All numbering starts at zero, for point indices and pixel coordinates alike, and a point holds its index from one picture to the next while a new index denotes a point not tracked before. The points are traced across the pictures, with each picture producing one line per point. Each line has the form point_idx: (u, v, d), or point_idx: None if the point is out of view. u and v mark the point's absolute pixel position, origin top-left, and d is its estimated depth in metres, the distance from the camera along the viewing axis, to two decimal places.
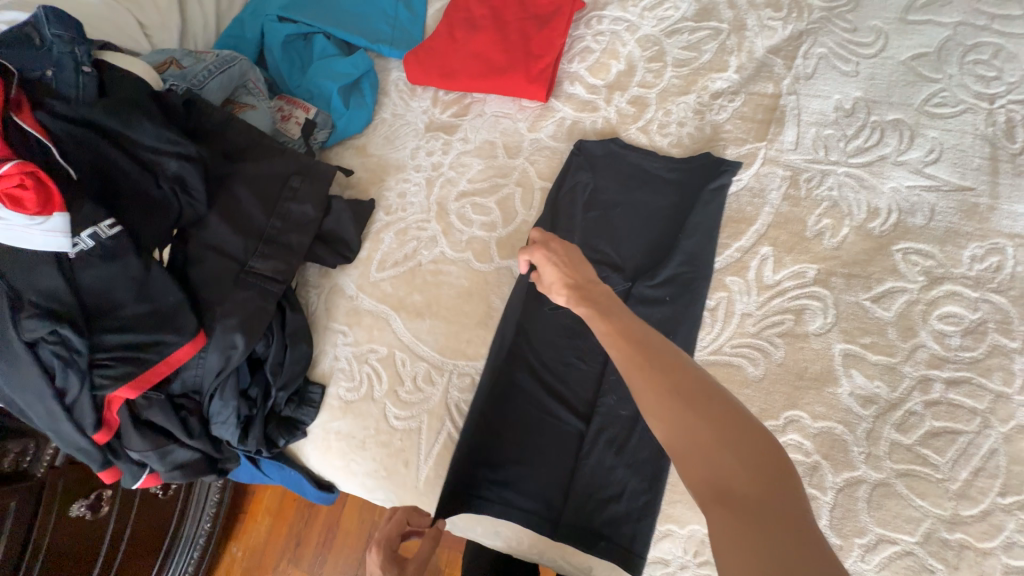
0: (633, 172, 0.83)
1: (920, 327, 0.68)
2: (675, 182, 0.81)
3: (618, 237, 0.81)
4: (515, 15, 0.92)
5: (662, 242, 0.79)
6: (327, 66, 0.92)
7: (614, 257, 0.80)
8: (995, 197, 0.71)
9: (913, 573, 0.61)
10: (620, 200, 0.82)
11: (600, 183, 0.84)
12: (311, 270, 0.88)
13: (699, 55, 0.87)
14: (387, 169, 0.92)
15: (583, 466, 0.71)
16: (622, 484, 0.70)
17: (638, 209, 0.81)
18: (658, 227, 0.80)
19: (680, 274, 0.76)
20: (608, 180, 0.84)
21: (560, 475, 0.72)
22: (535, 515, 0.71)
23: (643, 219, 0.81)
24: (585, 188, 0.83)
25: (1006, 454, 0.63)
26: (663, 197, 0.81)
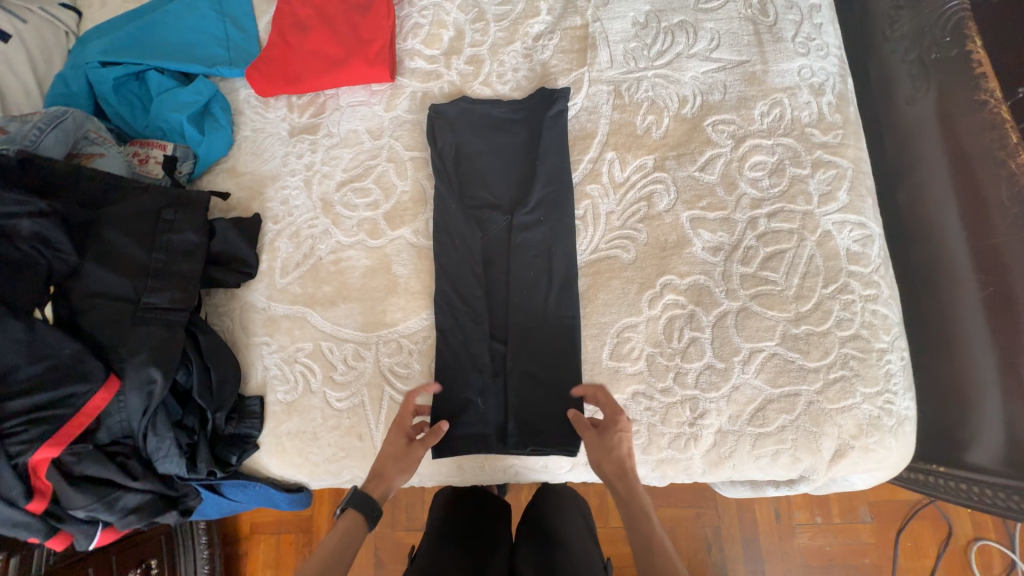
0: (487, 121, 0.92)
1: (739, 180, 0.83)
2: (524, 121, 0.91)
3: (490, 181, 0.90)
4: (339, 8, 0.97)
5: (526, 175, 0.89)
6: (169, 99, 0.93)
7: (491, 199, 0.89)
8: (765, 63, 0.87)
9: (780, 367, 0.75)
10: (482, 149, 0.91)
11: (462, 139, 0.91)
12: (217, 296, 0.90)
13: (514, 7, 0.97)
14: (263, 182, 0.94)
15: (512, 380, 0.81)
16: (548, 384, 0.80)
17: (500, 153, 0.91)
18: (520, 163, 0.90)
19: (549, 196, 0.86)
20: (467, 134, 0.91)
21: (498, 395, 0.81)
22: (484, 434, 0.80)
23: (506, 160, 0.90)
24: (450, 147, 0.90)
25: (821, 255, 0.79)
26: (518, 138, 0.91)
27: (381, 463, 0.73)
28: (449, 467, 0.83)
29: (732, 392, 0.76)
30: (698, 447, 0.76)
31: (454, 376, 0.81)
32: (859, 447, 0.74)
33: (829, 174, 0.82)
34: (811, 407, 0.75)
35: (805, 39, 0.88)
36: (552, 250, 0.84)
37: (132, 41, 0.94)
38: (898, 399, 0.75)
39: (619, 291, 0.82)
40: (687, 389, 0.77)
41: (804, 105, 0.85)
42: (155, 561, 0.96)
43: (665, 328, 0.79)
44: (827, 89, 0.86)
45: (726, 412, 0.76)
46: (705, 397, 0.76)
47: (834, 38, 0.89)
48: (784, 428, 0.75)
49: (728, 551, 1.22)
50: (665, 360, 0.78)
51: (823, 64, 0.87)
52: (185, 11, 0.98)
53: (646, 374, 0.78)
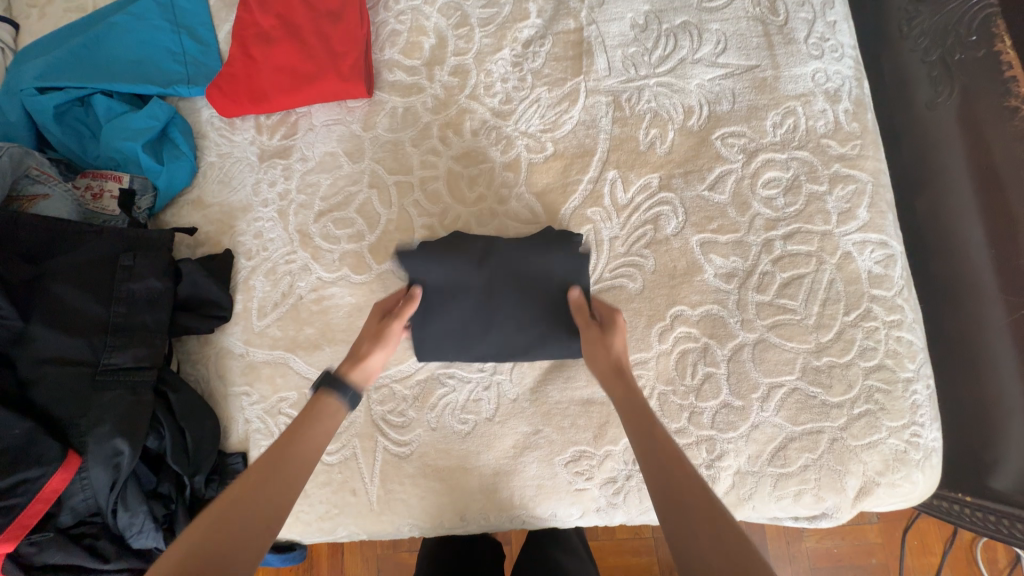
0: (493, 237, 0.75)
1: (751, 199, 0.77)
2: (542, 252, 0.73)
3: (483, 314, 0.74)
4: (306, 17, 0.87)
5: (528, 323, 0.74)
6: (120, 126, 0.83)
7: (486, 341, 0.74)
8: (777, 68, 0.80)
9: (801, 403, 0.71)
10: (476, 292, 0.74)
11: (456, 257, 0.73)
12: (189, 342, 0.82)
13: (501, 9, 0.89)
14: (232, 214, 0.86)
15: (511, 492, 0.74)
16: (553, 492, 0.74)
17: (506, 296, 0.73)
18: (521, 312, 0.74)
19: (555, 341, 0.74)
20: (459, 275, 0.73)
21: (494, 516, 0.75)
22: (480, 516, 0.75)
23: (514, 329, 0.74)
24: (444, 275, 0.72)
25: (841, 279, 0.74)
26: (532, 266, 0.73)
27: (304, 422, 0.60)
28: (448, 521, 0.76)
29: (751, 431, 0.71)
30: (715, 490, 0.72)
31: (449, 490, 0.75)
32: (885, 484, 0.70)
33: (848, 190, 0.76)
34: (835, 444, 0.70)
35: (818, 40, 0.81)
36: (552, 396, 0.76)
37: (76, 62, 0.84)
38: (926, 431, 0.71)
39: (626, 324, 0.76)
40: (703, 429, 0.72)
41: (819, 113, 0.79)
42: None
43: (678, 363, 0.74)
44: (843, 95, 0.79)
45: (745, 452, 0.71)
46: (722, 438, 0.71)
47: (849, 37, 0.82)
48: (807, 467, 0.70)
49: None
50: (679, 399, 0.73)
51: (838, 67, 0.80)
52: (134, 24, 0.88)
53: (658, 414, 0.73)
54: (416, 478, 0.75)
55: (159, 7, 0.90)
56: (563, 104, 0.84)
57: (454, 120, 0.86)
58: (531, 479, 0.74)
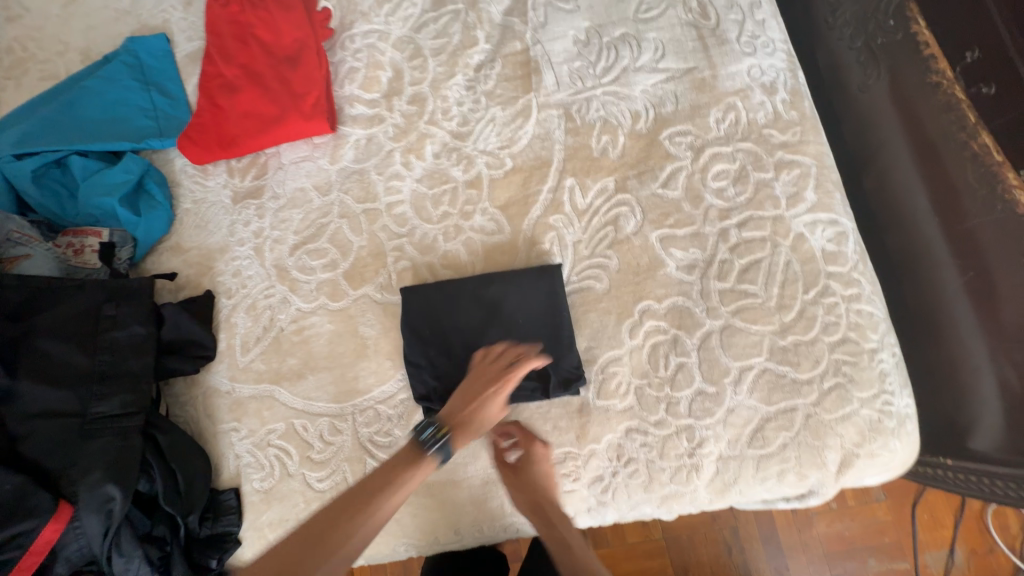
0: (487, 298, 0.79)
1: (703, 192, 0.80)
2: (552, 317, 0.77)
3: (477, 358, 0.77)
4: (266, 62, 0.91)
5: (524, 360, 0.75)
6: (96, 183, 0.86)
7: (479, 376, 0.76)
8: (713, 67, 0.85)
9: (773, 383, 0.73)
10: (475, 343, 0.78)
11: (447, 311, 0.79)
12: (176, 384, 0.84)
13: (451, 39, 0.94)
14: (210, 256, 0.89)
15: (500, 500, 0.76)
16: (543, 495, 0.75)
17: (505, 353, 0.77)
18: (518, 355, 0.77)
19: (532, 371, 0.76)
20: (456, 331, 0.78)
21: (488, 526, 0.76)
22: (474, 527, 0.76)
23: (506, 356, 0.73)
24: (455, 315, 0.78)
25: (798, 260, 0.76)
26: (531, 319, 0.77)
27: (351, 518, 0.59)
28: (444, 536, 0.77)
29: (727, 416, 0.73)
30: (701, 477, 0.73)
31: (441, 505, 0.76)
32: (865, 455, 0.72)
33: (793, 174, 0.80)
34: (810, 420, 0.72)
35: (749, 38, 0.86)
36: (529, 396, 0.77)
37: (49, 126, 0.88)
38: (897, 398, 0.73)
39: (596, 323, 0.78)
40: (681, 418, 0.73)
41: (758, 106, 0.83)
42: None
43: (650, 356, 0.76)
44: (779, 86, 0.84)
45: (724, 437, 0.73)
46: (701, 425, 0.73)
47: (779, 33, 0.87)
48: (786, 446, 0.72)
49: (750, 553, 1.19)
50: (655, 391, 0.75)
51: (771, 61, 0.85)
52: (106, 86, 0.93)
53: (637, 408, 0.75)
54: (407, 497, 0.76)
55: (129, 69, 0.95)
56: (517, 120, 0.88)
57: (416, 146, 0.90)
58: None
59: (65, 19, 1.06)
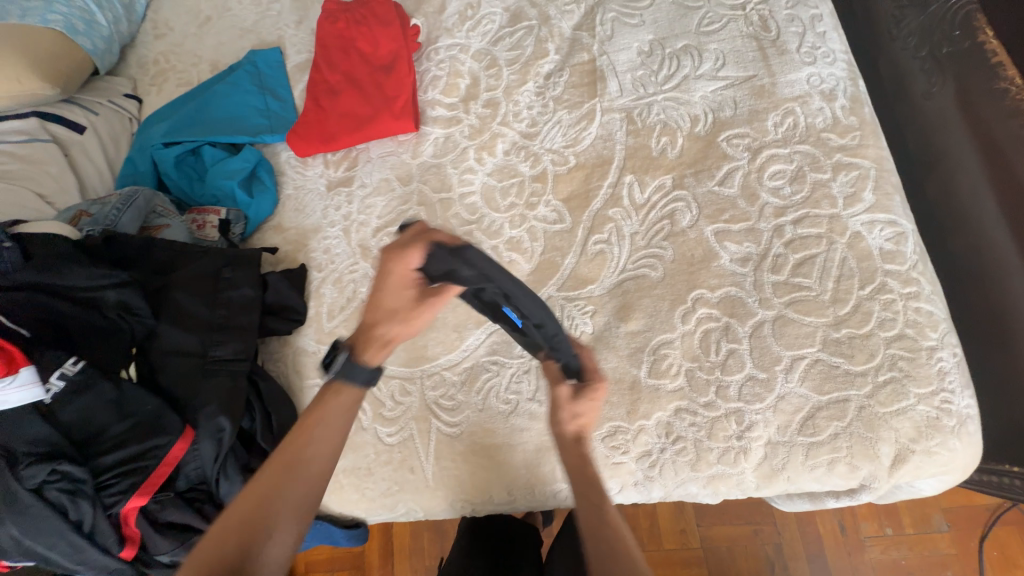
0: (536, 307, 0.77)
1: (759, 190, 0.85)
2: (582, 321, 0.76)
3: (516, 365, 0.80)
4: (364, 71, 1.05)
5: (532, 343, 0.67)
6: (221, 168, 1.02)
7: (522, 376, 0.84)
8: (773, 75, 0.90)
9: (825, 373, 0.75)
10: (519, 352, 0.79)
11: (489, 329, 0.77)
12: (270, 343, 0.96)
13: (524, 50, 1.04)
14: (306, 235, 1.02)
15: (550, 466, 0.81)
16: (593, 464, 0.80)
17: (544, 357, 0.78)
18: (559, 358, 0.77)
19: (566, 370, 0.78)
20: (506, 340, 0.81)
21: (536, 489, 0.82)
22: (524, 490, 0.82)
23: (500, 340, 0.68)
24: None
25: (854, 257, 0.79)
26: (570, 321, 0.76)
27: (290, 451, 0.64)
28: (497, 496, 0.83)
29: (777, 402, 0.75)
30: (749, 460, 0.75)
31: (495, 466, 0.83)
32: (921, 452, 0.72)
33: (851, 176, 0.82)
34: (863, 412, 0.73)
35: (810, 48, 0.91)
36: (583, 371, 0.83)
37: (189, 122, 1.05)
38: (957, 397, 0.73)
39: (650, 308, 0.83)
40: (731, 401, 0.77)
41: (817, 111, 0.87)
42: None
43: (701, 341, 0.80)
44: (838, 93, 0.87)
45: (773, 423, 0.75)
46: (750, 409, 0.76)
47: (839, 43, 0.91)
48: (837, 436, 0.73)
49: (793, 570, 1.17)
50: (705, 374, 0.78)
51: (831, 70, 0.89)
52: (232, 90, 1.10)
53: (687, 389, 0.79)
54: (466, 456, 0.83)
55: (251, 76, 1.12)
56: (582, 122, 0.96)
57: (488, 144, 1.00)
58: None
59: (200, 35, 1.26)
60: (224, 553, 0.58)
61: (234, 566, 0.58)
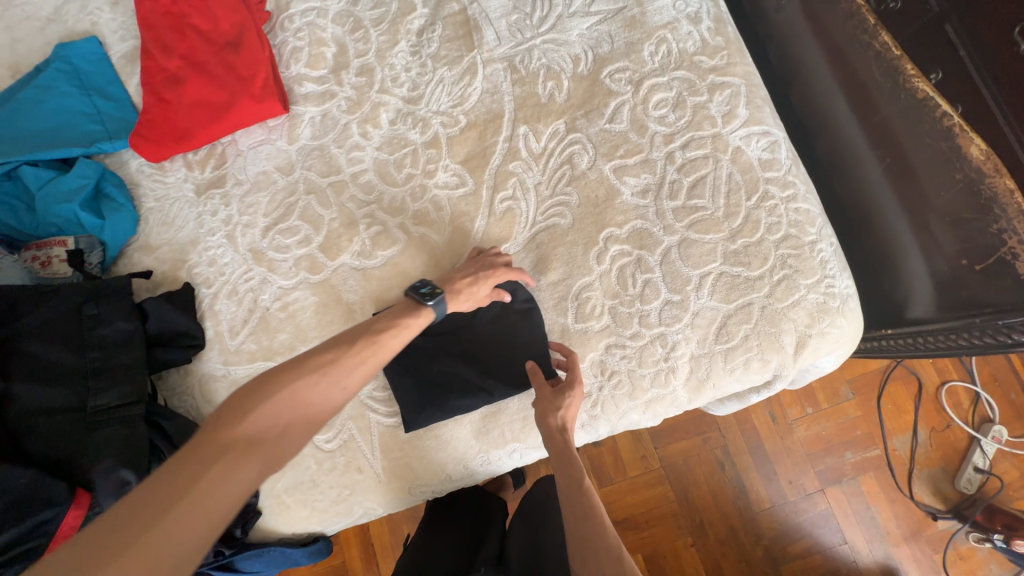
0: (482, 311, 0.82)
1: (647, 121, 0.86)
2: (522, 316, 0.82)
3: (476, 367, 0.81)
4: (207, 51, 0.91)
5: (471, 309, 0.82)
6: (53, 190, 0.85)
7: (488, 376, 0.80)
8: (641, 5, 0.90)
9: (730, 284, 0.80)
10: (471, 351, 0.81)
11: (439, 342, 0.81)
12: (171, 377, 0.85)
13: (389, 7, 0.96)
14: (183, 250, 0.90)
15: (499, 430, 0.81)
16: None
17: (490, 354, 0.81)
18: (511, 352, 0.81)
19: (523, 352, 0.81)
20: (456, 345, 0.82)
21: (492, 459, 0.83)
22: (480, 460, 0.82)
23: (454, 299, 0.73)
24: (414, 401, 0.79)
25: (738, 171, 0.83)
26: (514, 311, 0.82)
27: (332, 357, 0.60)
28: (453, 473, 0.83)
29: (693, 319, 0.80)
30: (677, 378, 0.80)
31: (446, 446, 0.81)
32: (816, 334, 0.80)
33: (725, 94, 0.86)
34: (766, 311, 0.80)
35: None
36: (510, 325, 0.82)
37: None
38: (838, 280, 0.81)
39: (566, 256, 0.84)
40: (653, 328, 0.80)
41: (686, 36, 0.89)
42: None
43: (618, 278, 0.82)
44: (703, 15, 0.90)
45: (693, 338, 0.80)
46: (671, 331, 0.80)
47: None
48: (748, 337, 0.80)
49: (740, 465, 1.30)
50: (627, 308, 0.81)
51: None
52: (44, 94, 0.91)
53: (613, 326, 0.81)
54: (414, 445, 0.81)
55: (65, 75, 0.93)
56: (465, 78, 0.91)
57: (371, 115, 0.92)
58: (517, 413, 0.81)
59: None
60: (245, 432, 0.53)
61: (251, 442, 0.53)
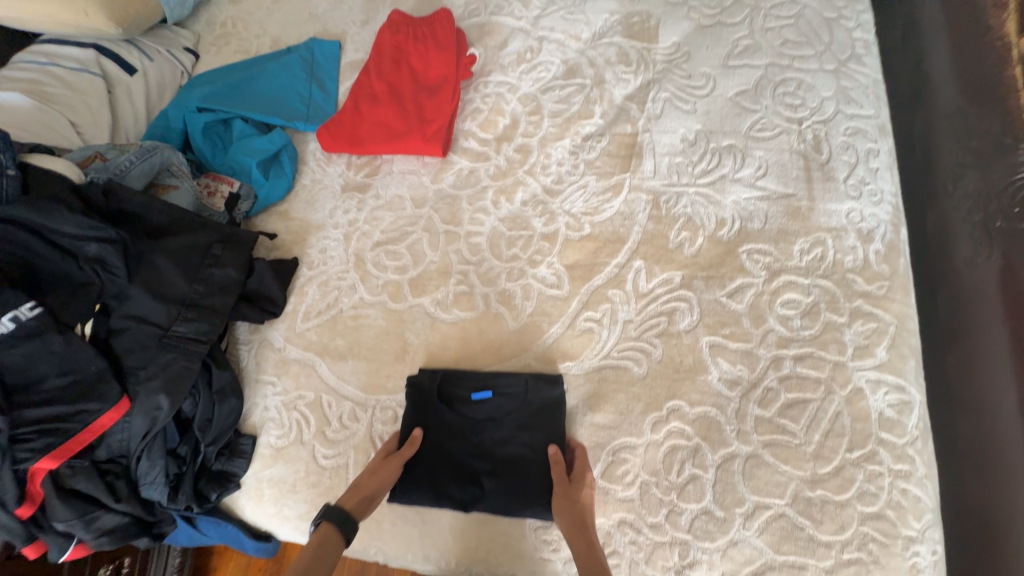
0: (522, 417, 0.79)
1: (767, 314, 0.80)
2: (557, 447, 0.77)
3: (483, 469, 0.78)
4: (409, 87, 1.05)
5: (511, 410, 0.80)
6: (246, 144, 1.03)
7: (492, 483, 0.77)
8: (812, 200, 0.86)
9: (786, 532, 0.69)
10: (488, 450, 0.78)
11: (466, 428, 0.80)
12: (241, 329, 0.94)
13: (570, 106, 1.02)
14: (308, 230, 1.01)
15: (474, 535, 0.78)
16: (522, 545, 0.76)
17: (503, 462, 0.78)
18: (529, 479, 0.76)
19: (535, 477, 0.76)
20: (483, 438, 0.79)
21: (457, 562, 0.79)
22: (444, 559, 0.79)
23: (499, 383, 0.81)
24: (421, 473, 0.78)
25: (849, 414, 0.73)
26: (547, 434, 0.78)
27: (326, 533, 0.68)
28: (413, 555, 0.80)
29: (728, 547, 0.69)
30: None
31: (420, 527, 0.79)
32: None
33: (868, 327, 0.77)
34: None
35: (857, 182, 0.86)
36: (534, 441, 0.78)
37: (230, 93, 1.06)
38: None
39: (622, 406, 0.78)
40: (678, 530, 0.71)
41: (849, 249, 0.82)
42: (127, 560, 1.02)
43: (665, 457, 0.74)
44: (876, 236, 0.83)
45: (718, 567, 0.69)
46: (697, 545, 0.70)
47: (891, 185, 0.86)
48: None
49: None
50: (660, 492, 0.73)
51: (874, 210, 0.84)
52: (281, 72, 1.11)
53: (637, 504, 0.73)
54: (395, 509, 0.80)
55: (303, 63, 1.14)
56: (607, 193, 0.94)
57: (509, 189, 0.98)
58: (500, 533, 0.77)
59: (271, 10, 1.28)
60: None
61: None
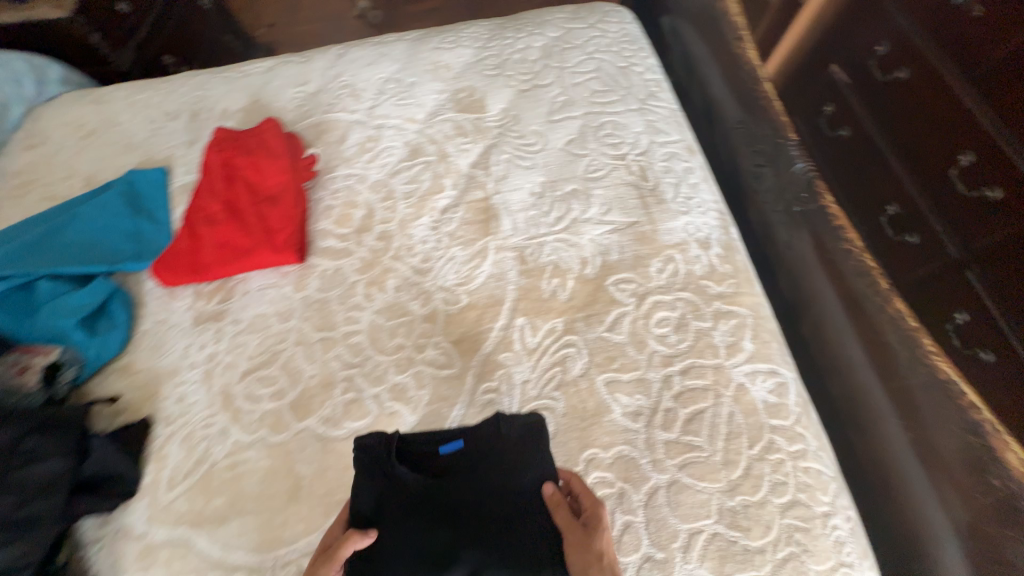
0: (494, 466, 0.66)
1: (647, 337, 0.83)
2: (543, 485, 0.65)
3: None
4: (248, 200, 0.99)
5: (486, 456, 0.67)
6: (59, 303, 0.88)
7: None
8: (654, 222, 0.94)
9: (724, 552, 0.68)
10: None
11: (437, 494, 0.63)
12: (84, 527, 0.77)
13: (420, 185, 1.04)
14: (158, 380, 0.88)
15: None
16: None
17: None
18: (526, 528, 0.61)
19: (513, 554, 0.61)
20: (461, 497, 0.63)
21: None
22: None
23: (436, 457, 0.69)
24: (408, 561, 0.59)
25: (740, 412, 0.77)
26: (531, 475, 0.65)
27: None
28: None
29: None
30: None
31: None
32: None
33: (731, 324, 0.84)
34: None
35: (685, 199, 0.97)
36: (514, 489, 0.64)
37: (29, 251, 0.92)
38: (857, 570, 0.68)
39: None
40: None
41: (695, 258, 0.90)
42: None
43: None
44: (713, 241, 0.92)
45: None
46: None
47: (711, 195, 0.98)
48: None
49: None
50: None
51: (704, 219, 0.95)
52: (95, 214, 1.00)
53: None
54: None
55: (123, 198, 1.03)
56: (475, 260, 0.94)
57: (378, 279, 0.95)
58: None
59: (80, 149, 1.17)
60: None
61: None
